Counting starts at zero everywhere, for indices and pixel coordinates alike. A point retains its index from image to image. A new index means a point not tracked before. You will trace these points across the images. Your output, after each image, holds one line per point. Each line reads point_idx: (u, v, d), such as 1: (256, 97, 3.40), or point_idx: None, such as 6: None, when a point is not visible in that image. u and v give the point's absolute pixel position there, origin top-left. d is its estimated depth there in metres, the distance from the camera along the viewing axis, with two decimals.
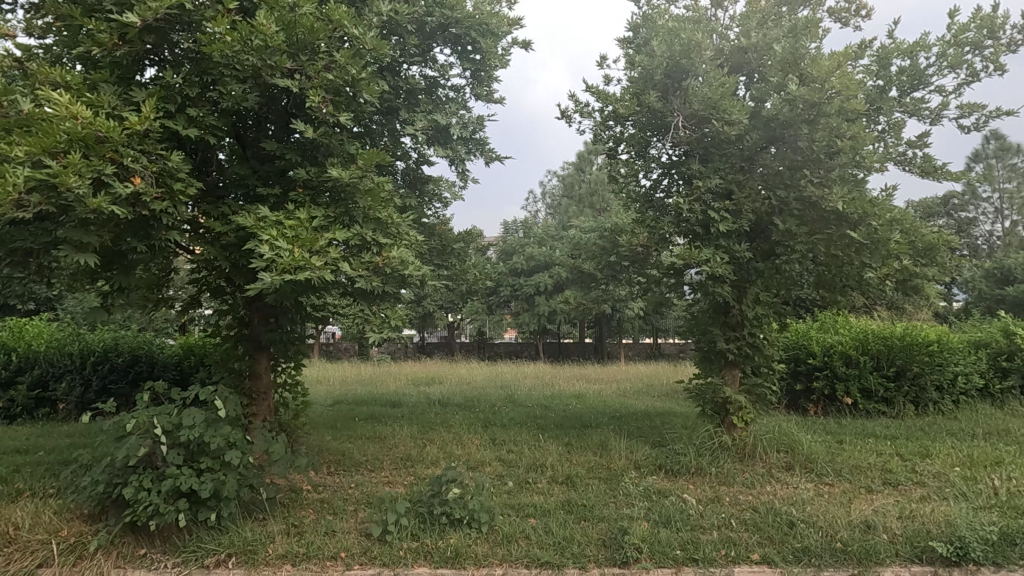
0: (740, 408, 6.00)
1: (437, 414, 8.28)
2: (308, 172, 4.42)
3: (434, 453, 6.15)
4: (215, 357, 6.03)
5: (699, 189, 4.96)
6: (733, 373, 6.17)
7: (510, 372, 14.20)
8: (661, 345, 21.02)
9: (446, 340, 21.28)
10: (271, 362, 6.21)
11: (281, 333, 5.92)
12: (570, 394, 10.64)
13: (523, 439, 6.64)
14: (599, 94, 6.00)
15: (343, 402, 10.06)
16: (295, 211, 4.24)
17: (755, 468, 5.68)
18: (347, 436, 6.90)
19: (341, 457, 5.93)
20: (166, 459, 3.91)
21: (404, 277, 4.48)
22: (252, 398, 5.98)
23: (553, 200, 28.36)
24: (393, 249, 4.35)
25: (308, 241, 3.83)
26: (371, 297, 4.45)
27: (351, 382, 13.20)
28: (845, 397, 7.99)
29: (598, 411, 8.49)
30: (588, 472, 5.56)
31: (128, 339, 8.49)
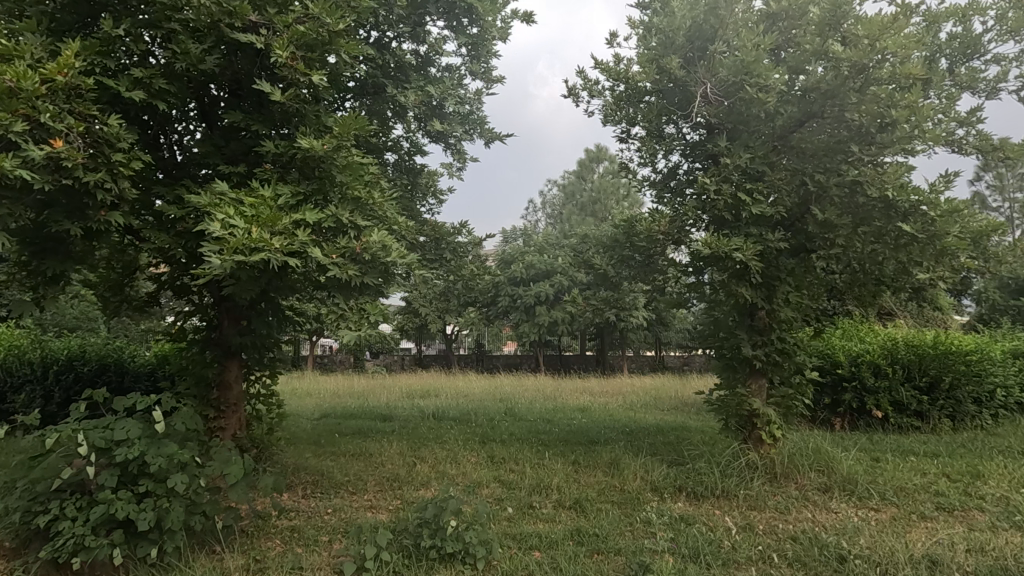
0: (769, 423, 5.34)
1: (430, 428, 7.60)
2: (277, 146, 3.80)
3: (424, 472, 5.48)
4: (179, 363, 5.37)
5: (728, 169, 4.35)
6: (760, 383, 5.47)
7: (510, 384, 13.50)
8: (666, 357, 20.34)
9: (444, 353, 20.62)
10: (244, 369, 5.54)
11: (253, 337, 5.27)
12: (574, 407, 9.96)
13: (524, 456, 5.96)
14: (610, 71, 5.39)
15: (331, 415, 9.38)
16: (259, 188, 3.60)
17: (787, 490, 5.01)
18: (330, 454, 6.21)
19: (319, 478, 5.25)
20: (98, 482, 3.24)
21: (386, 268, 3.83)
22: (220, 411, 5.31)
23: (554, 210, 27.83)
24: (373, 233, 3.71)
25: (268, 219, 3.21)
26: (347, 290, 3.80)
27: (342, 395, 12.52)
28: (875, 410, 7.33)
29: (605, 425, 7.81)
30: (599, 496, 4.89)
31: (96, 346, 7.84)
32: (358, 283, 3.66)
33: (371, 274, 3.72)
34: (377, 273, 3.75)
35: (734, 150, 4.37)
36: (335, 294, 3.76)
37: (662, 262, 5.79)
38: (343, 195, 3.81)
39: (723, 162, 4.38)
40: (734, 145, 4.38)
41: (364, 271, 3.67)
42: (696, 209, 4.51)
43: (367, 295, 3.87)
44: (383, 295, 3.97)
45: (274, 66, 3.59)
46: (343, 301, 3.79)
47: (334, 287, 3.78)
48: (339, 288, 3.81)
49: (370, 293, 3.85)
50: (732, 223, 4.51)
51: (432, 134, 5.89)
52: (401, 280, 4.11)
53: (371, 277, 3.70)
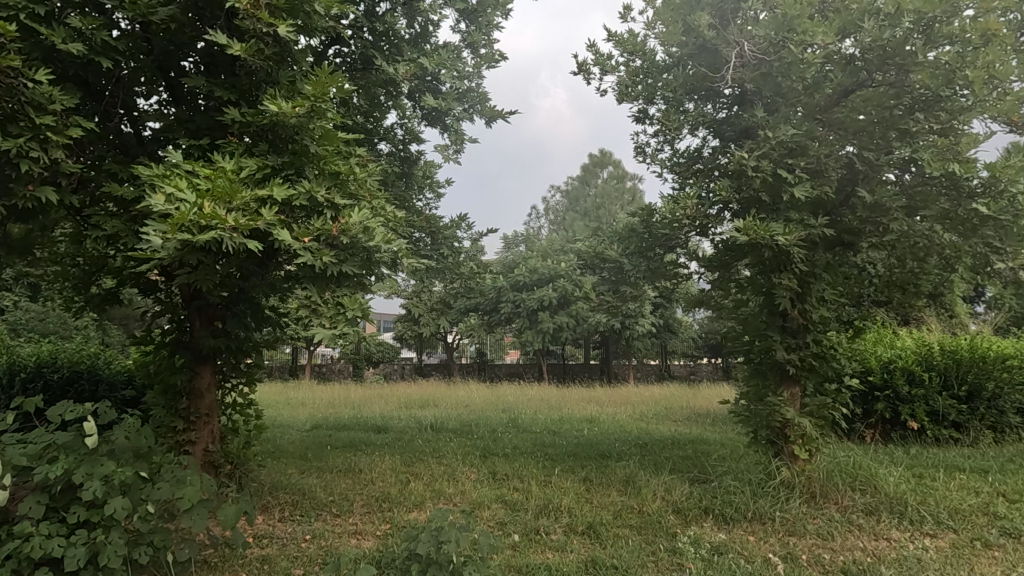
0: (805, 436, 4.77)
1: (426, 441, 7.02)
2: (243, 113, 3.27)
3: (419, 491, 4.91)
4: (145, 369, 4.83)
5: (767, 144, 3.83)
6: (792, 391, 4.91)
7: (512, 394, 12.89)
8: (672, 366, 19.73)
9: (445, 362, 20.04)
10: (217, 376, 4.98)
11: (227, 340, 4.72)
12: (581, 418, 9.36)
13: (531, 473, 5.39)
14: (625, 45, 4.85)
15: (322, 426, 8.80)
16: (218, 159, 3.06)
17: (828, 513, 4.43)
18: (316, 470, 5.64)
19: (300, 498, 4.68)
20: (19, 511, 2.68)
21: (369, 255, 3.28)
22: (188, 422, 4.74)
23: (556, 217, 27.31)
24: (354, 212, 3.16)
25: (225, 192, 2.66)
26: (324, 280, 3.25)
27: (337, 405, 11.96)
28: (910, 421, 6.75)
29: (616, 437, 7.23)
30: (616, 519, 4.32)
31: (68, 352, 7.28)
32: (336, 272, 3.11)
33: (352, 260, 3.16)
34: (358, 260, 3.19)
35: (774, 121, 3.87)
36: (307, 284, 3.19)
37: (683, 256, 5.24)
38: (320, 170, 3.29)
39: (763, 137, 3.87)
40: (774, 117, 3.90)
41: (343, 257, 3.12)
42: (728, 192, 3.97)
43: (348, 286, 3.32)
44: (366, 289, 3.41)
45: (238, 17, 3.07)
46: (318, 294, 3.22)
47: (309, 278, 3.23)
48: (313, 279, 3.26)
49: (350, 285, 3.29)
50: (772, 205, 3.98)
51: (430, 114, 5.58)
52: (388, 270, 3.55)
53: (351, 265, 3.15)
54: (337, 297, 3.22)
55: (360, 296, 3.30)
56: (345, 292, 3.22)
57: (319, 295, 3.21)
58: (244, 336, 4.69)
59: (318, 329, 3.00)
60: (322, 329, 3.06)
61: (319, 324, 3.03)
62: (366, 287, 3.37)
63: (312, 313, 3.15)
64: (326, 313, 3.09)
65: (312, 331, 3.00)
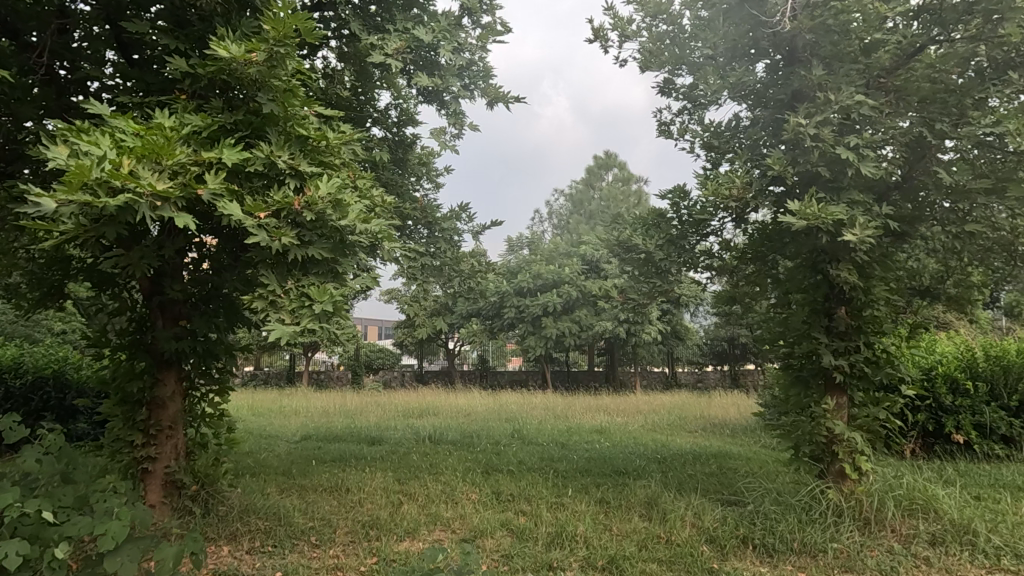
0: (855, 454, 4.15)
1: (423, 455, 6.40)
2: (194, 62, 2.70)
3: (412, 516, 4.29)
4: (101, 373, 4.24)
5: (828, 108, 3.29)
6: (839, 401, 4.24)
7: (515, 403, 12.24)
8: (680, 373, 19.07)
9: (446, 369, 19.43)
10: (183, 383, 4.37)
11: (192, 342, 4.13)
12: (590, 428, 8.72)
13: (541, 493, 4.77)
14: (649, 6, 4.25)
15: (312, 438, 8.17)
16: (157, 114, 2.51)
17: (887, 543, 3.81)
18: (297, 490, 5.04)
19: (274, 523, 4.06)
20: None
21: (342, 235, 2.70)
22: (146, 435, 4.15)
23: (560, 220, 26.72)
24: (322, 182, 2.57)
25: (150, 149, 2.19)
26: (286, 266, 2.67)
27: (333, 413, 11.34)
28: (956, 434, 6.11)
29: (630, 452, 6.61)
30: (641, 552, 3.70)
31: (35, 357, 6.70)
32: (301, 255, 2.53)
33: (320, 241, 2.58)
34: (329, 241, 2.60)
35: (836, 81, 3.34)
36: (264, 271, 2.60)
37: (712, 248, 4.64)
38: (285, 133, 2.71)
39: (825, 100, 3.33)
40: (834, 76, 3.37)
41: (309, 237, 2.54)
42: (780, 165, 3.37)
43: (317, 274, 2.73)
44: (341, 277, 2.82)
45: None
46: (279, 284, 2.63)
47: (268, 263, 2.64)
48: (273, 264, 2.68)
49: (320, 271, 2.70)
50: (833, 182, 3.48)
51: (426, 91, 4.98)
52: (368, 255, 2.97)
53: (319, 247, 2.57)
54: (301, 286, 2.62)
55: (332, 285, 2.70)
56: (312, 280, 2.62)
57: (281, 284, 2.61)
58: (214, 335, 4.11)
59: (275, 326, 2.41)
60: (279, 324, 2.46)
61: (276, 321, 2.43)
62: (341, 275, 2.78)
63: (267, 303, 2.55)
64: (287, 306, 2.49)
65: (267, 328, 2.40)
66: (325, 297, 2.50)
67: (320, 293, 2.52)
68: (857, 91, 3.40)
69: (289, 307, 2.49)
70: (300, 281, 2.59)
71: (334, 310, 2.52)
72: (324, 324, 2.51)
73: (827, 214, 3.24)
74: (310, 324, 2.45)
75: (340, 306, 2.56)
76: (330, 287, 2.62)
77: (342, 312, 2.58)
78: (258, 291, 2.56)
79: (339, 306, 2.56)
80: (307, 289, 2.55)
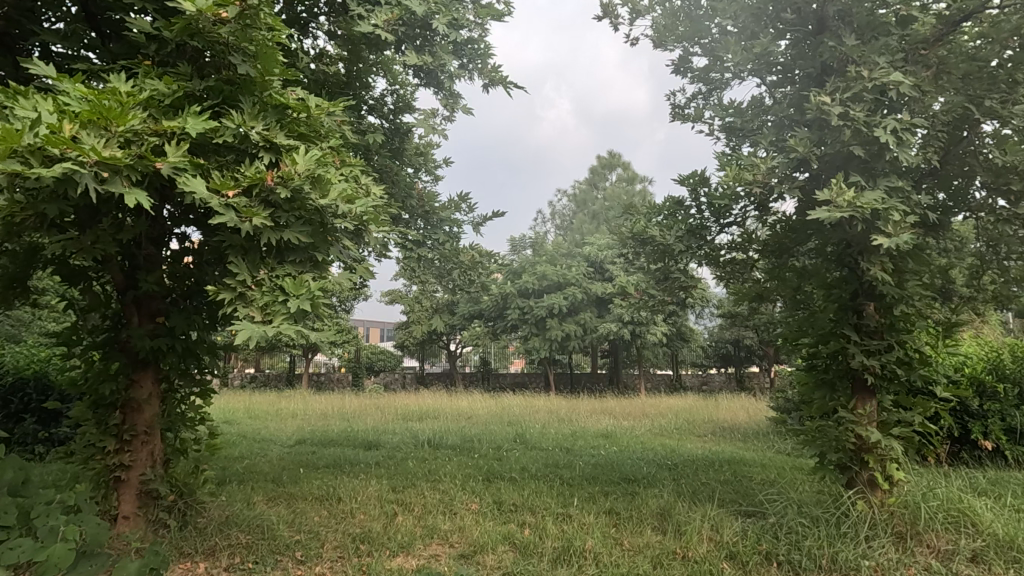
0: (887, 463, 3.83)
1: (420, 461, 6.10)
2: (157, 22, 2.39)
3: (406, 529, 3.97)
4: (72, 375, 3.94)
5: (858, 84, 2.97)
6: (868, 406, 3.93)
7: (517, 406, 11.93)
8: (684, 376, 18.76)
9: (448, 371, 19.14)
10: (162, 385, 4.05)
11: (170, 340, 3.82)
12: (596, 432, 8.40)
13: (545, 503, 4.47)
14: None
15: (306, 442, 7.86)
16: (113, 79, 2.20)
17: (925, 561, 3.48)
18: (286, 499, 4.73)
19: (257, 537, 3.76)
20: None
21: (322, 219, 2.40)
22: (119, 442, 3.84)
23: (563, 220, 26.44)
24: (300, 155, 2.27)
25: (97, 111, 1.86)
26: (259, 253, 2.36)
27: (330, 416, 11.04)
28: (984, 440, 5.77)
29: (638, 457, 6.29)
30: (656, 570, 3.39)
31: (16, 357, 6.41)
32: (275, 240, 2.22)
33: (297, 225, 2.28)
34: (307, 225, 2.30)
35: (869, 53, 3.04)
36: (234, 260, 2.29)
37: (728, 239, 4.33)
38: (259, 102, 2.40)
39: (855, 75, 3.01)
40: (867, 47, 3.06)
41: (284, 219, 2.24)
42: (804, 147, 3.06)
43: (294, 262, 2.42)
44: (323, 267, 2.52)
45: None
46: (251, 274, 2.32)
47: (239, 250, 2.34)
48: (245, 252, 2.37)
49: (298, 260, 2.39)
50: (866, 166, 3.17)
51: (422, 72, 4.68)
52: (353, 242, 2.66)
53: (296, 231, 2.26)
54: (275, 277, 2.32)
55: (311, 276, 2.39)
56: (288, 270, 2.31)
57: (253, 273, 2.31)
58: (193, 333, 3.82)
59: (243, 323, 2.10)
60: (248, 321, 2.16)
61: (245, 317, 2.12)
62: (322, 265, 2.48)
63: (235, 297, 2.24)
64: (258, 299, 2.18)
65: (234, 324, 2.09)
66: (302, 290, 2.19)
67: (296, 285, 2.21)
68: (892, 64, 3.10)
69: (260, 301, 2.19)
70: (274, 271, 2.28)
71: (312, 304, 2.21)
72: (300, 321, 2.21)
73: (862, 200, 2.93)
74: (283, 320, 2.15)
75: (319, 299, 2.26)
76: (308, 277, 2.31)
77: (321, 306, 2.27)
78: (226, 283, 2.25)
79: (317, 299, 2.25)
80: (282, 280, 2.25)
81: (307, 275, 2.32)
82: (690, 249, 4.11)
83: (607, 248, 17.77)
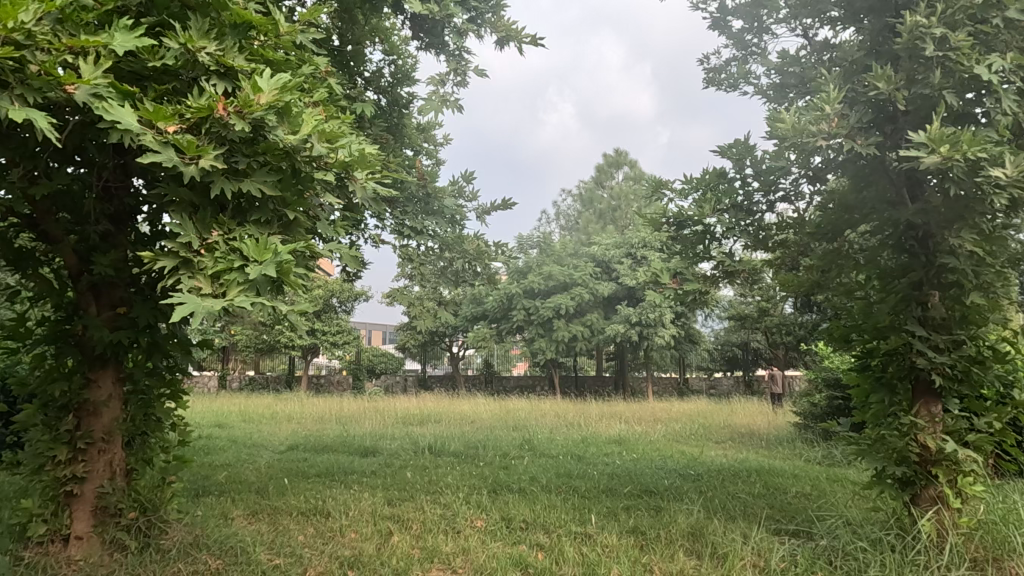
0: (960, 479, 3.29)
1: (421, 470, 5.60)
2: None
3: (402, 550, 3.48)
4: (21, 373, 3.43)
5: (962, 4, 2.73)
6: (933, 412, 3.42)
7: (522, 409, 11.45)
8: (692, 380, 18.26)
9: (450, 373, 18.65)
10: (124, 386, 3.53)
11: (134, 333, 3.31)
12: (607, 438, 7.90)
13: (560, 520, 3.96)
14: None
15: (299, 448, 7.37)
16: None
17: None
18: (267, 515, 4.21)
19: (228, 563, 3.25)
20: None
21: (294, 165, 2.01)
22: (70, 451, 3.31)
23: (567, 221, 26.00)
24: (262, 80, 1.81)
25: None
26: (212, 211, 1.87)
27: (327, 420, 10.56)
28: None
29: (658, 466, 5.78)
30: None
31: None
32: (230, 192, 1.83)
33: (259, 172, 1.91)
34: (275, 174, 1.92)
35: None
36: (179, 217, 1.84)
37: (772, 219, 3.83)
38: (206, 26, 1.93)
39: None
40: None
41: (243, 163, 1.85)
42: (886, 83, 2.81)
43: (257, 222, 1.98)
44: (294, 228, 2.09)
45: None
46: (200, 235, 1.81)
47: (187, 209, 1.85)
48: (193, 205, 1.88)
49: (263, 219, 1.97)
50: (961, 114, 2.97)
51: (422, 27, 4.20)
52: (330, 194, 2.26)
53: (259, 182, 1.89)
54: (231, 240, 1.81)
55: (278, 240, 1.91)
56: (248, 231, 1.82)
57: (202, 233, 1.80)
58: (162, 321, 3.33)
59: (186, 296, 1.57)
60: (193, 294, 1.65)
61: (188, 288, 1.61)
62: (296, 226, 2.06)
63: (180, 264, 1.73)
64: (208, 268, 1.66)
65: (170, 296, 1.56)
66: (268, 255, 1.68)
67: (260, 248, 1.73)
68: None
69: (210, 268, 1.68)
70: (230, 232, 1.78)
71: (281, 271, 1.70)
72: (263, 296, 1.71)
73: (969, 147, 2.59)
74: (239, 293, 1.64)
75: (289, 268, 1.77)
76: (275, 241, 1.81)
77: (292, 278, 1.79)
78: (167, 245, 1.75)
79: (287, 268, 1.76)
80: (241, 244, 1.74)
81: (273, 238, 1.86)
82: (734, 227, 3.61)
83: (614, 247, 17.29)
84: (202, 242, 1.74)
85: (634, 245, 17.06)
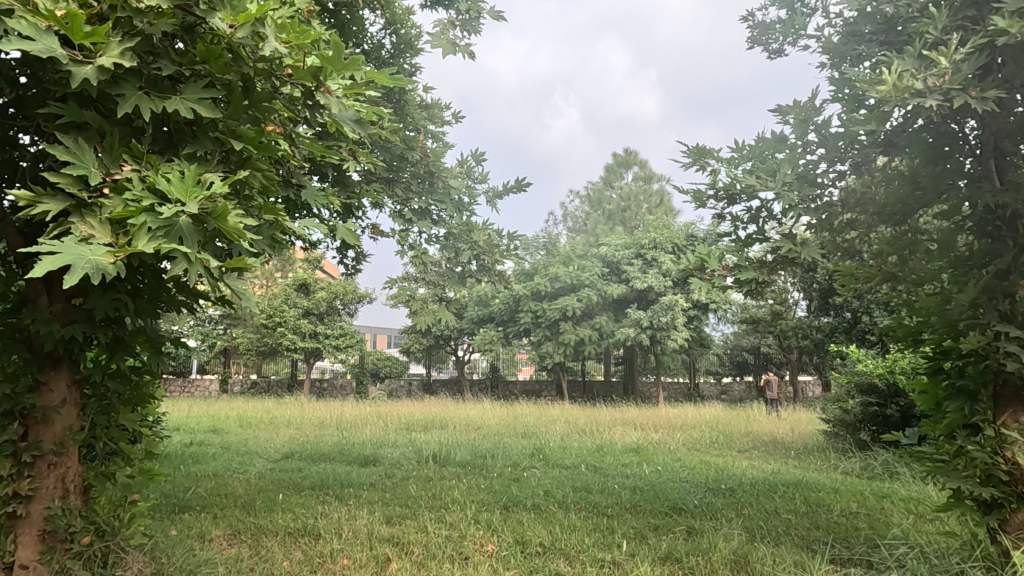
0: None
1: (423, 481, 5.12)
2: None
3: None
4: None
5: None
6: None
7: (531, 415, 10.96)
8: (703, 386, 17.73)
9: (455, 378, 18.17)
10: (81, 389, 3.03)
11: (89, 326, 2.80)
12: (623, 446, 7.39)
13: (582, 545, 3.46)
14: None
15: (294, 456, 6.89)
16: None
17: None
18: (250, 536, 3.73)
19: None
20: None
21: (244, 82, 1.95)
22: (14, 470, 2.80)
23: (574, 223, 25.49)
24: None
25: None
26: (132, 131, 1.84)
27: (327, 425, 10.07)
28: None
29: (682, 479, 5.28)
30: None
31: None
32: (150, 107, 1.74)
33: (192, 90, 1.82)
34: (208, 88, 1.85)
35: None
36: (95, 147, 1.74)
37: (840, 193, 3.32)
38: None
39: None
40: None
41: (165, 69, 1.80)
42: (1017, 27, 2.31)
43: (190, 154, 1.88)
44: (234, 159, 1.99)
45: None
46: (108, 166, 1.71)
47: (100, 121, 1.79)
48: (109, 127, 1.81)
49: (199, 152, 1.88)
50: None
51: None
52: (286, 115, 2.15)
53: (188, 96, 1.81)
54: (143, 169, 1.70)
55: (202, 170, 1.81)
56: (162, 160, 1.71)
57: (108, 159, 1.70)
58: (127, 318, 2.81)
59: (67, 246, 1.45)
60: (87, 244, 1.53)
61: (75, 236, 1.51)
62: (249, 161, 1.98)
63: (75, 207, 1.63)
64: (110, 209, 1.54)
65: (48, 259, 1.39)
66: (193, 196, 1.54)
67: (185, 186, 1.54)
68: None
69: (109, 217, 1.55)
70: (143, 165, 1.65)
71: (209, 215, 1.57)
72: (186, 245, 1.55)
73: None
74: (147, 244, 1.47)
75: (223, 210, 1.58)
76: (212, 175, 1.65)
77: (229, 223, 1.59)
78: (61, 180, 1.64)
79: (221, 210, 1.57)
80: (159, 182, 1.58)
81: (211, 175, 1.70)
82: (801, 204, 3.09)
83: (625, 247, 16.78)
84: (103, 183, 1.62)
85: (644, 245, 16.47)
